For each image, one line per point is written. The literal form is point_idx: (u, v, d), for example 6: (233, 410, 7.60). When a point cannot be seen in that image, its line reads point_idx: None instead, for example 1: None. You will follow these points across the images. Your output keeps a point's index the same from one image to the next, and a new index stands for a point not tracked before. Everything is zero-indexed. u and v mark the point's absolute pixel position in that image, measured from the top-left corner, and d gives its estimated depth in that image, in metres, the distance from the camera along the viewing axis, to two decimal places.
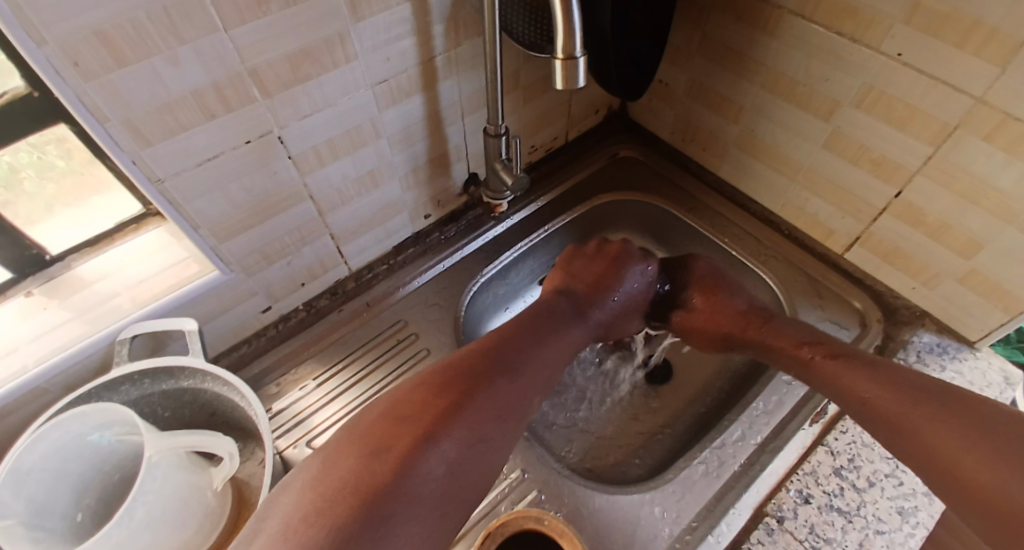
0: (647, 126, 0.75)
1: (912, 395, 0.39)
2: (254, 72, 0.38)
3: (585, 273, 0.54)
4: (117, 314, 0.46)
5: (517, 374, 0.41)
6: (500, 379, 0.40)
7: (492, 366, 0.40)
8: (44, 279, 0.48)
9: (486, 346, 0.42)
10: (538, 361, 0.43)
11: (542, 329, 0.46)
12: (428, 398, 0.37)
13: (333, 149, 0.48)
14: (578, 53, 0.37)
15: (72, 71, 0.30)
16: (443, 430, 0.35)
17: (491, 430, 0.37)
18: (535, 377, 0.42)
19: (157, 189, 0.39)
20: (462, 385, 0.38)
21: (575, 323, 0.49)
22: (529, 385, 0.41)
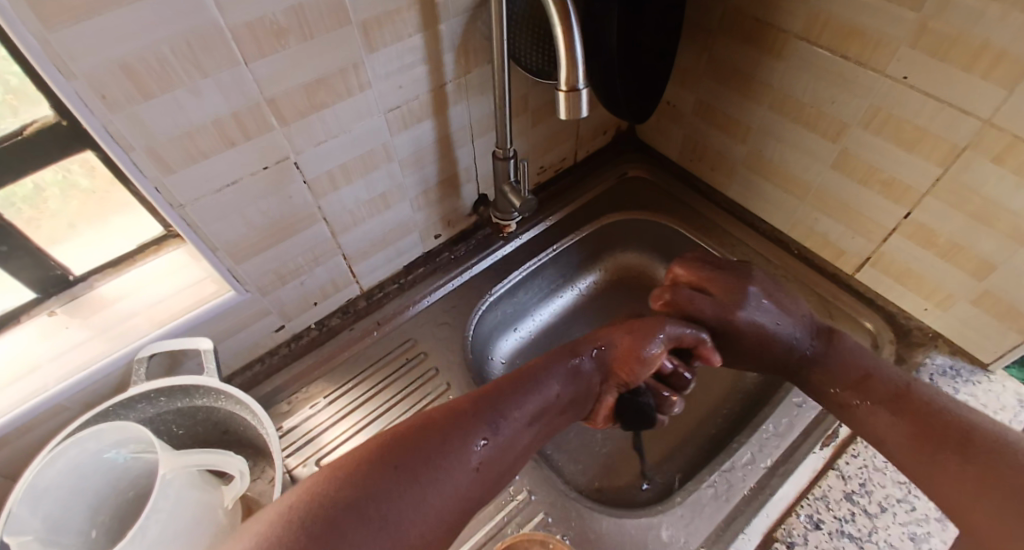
0: (655, 145, 0.75)
1: (927, 435, 0.38)
2: (272, 101, 0.40)
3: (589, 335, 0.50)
4: (135, 333, 0.48)
5: (461, 441, 0.37)
6: (430, 464, 0.35)
7: (433, 431, 0.36)
8: (67, 298, 0.50)
9: (443, 407, 0.39)
10: (486, 427, 0.38)
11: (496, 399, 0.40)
12: (349, 466, 0.33)
13: (346, 173, 0.49)
14: (581, 85, 0.38)
15: (99, 103, 0.32)
16: (350, 504, 0.31)
17: (407, 508, 0.33)
18: (479, 447, 0.37)
19: (178, 213, 0.40)
20: (389, 451, 0.34)
21: (547, 380, 0.43)
22: (468, 451, 0.37)
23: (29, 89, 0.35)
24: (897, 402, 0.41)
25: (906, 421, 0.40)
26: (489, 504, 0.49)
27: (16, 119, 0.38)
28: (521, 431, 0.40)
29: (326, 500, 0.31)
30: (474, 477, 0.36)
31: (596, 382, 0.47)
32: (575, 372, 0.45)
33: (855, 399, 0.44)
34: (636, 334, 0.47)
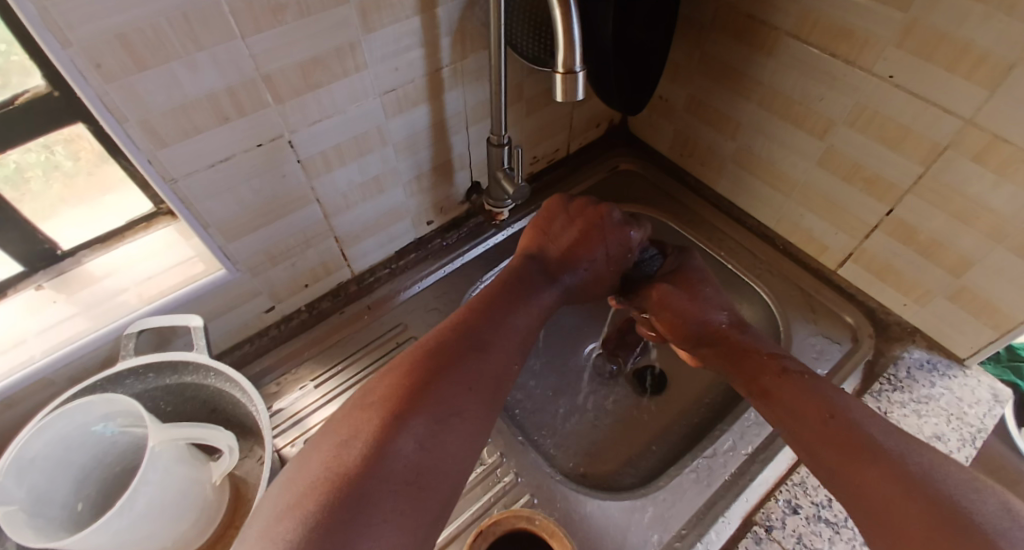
0: (647, 140, 0.76)
1: (838, 427, 0.37)
2: (267, 78, 0.40)
3: (560, 231, 0.50)
4: (124, 309, 0.48)
5: (490, 351, 0.39)
6: (469, 355, 0.38)
7: (465, 342, 0.39)
8: (55, 272, 0.50)
9: (458, 322, 0.41)
10: (505, 334, 0.41)
11: (511, 301, 0.44)
12: (401, 383, 0.35)
13: (340, 154, 0.49)
14: (578, 67, 0.38)
15: (94, 72, 0.32)
16: (419, 411, 0.34)
17: (466, 410, 0.36)
18: (503, 352, 0.40)
19: (169, 187, 0.40)
20: (430, 359, 0.37)
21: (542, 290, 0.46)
22: (502, 358, 0.40)
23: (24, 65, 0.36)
24: (811, 394, 0.40)
25: (819, 410, 0.39)
26: (476, 485, 0.49)
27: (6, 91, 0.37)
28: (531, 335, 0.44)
29: (395, 412, 0.33)
30: (505, 376, 0.39)
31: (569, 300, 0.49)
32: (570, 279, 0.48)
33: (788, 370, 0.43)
34: (593, 235, 0.49)
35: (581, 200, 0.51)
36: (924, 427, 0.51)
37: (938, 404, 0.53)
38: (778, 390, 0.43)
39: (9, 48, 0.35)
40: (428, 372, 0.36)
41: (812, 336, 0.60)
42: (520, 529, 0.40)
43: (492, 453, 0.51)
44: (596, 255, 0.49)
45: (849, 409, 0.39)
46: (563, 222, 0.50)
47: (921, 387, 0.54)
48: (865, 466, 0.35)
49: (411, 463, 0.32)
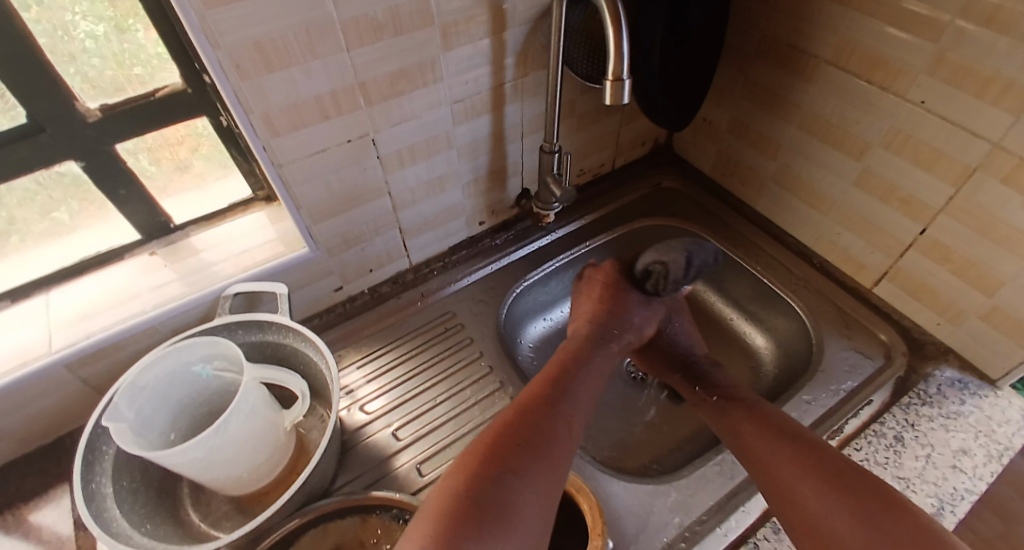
0: (690, 160, 0.81)
1: (758, 414, 0.49)
2: (362, 85, 0.47)
3: (590, 309, 0.59)
4: (221, 276, 0.56)
5: (572, 400, 0.47)
6: (557, 406, 0.46)
7: (541, 403, 0.46)
8: (167, 242, 0.58)
9: (539, 382, 0.49)
10: (571, 405, 0.47)
11: (587, 366, 0.52)
12: (504, 429, 0.43)
13: (413, 154, 0.56)
14: (625, 76, 0.43)
15: (234, 71, 0.40)
16: (499, 472, 0.39)
17: (547, 461, 0.41)
18: (582, 402, 0.48)
19: (277, 172, 0.48)
20: (527, 412, 0.44)
21: (600, 358, 0.53)
22: (581, 406, 0.48)
23: (118, 73, 0.45)
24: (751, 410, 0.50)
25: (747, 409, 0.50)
26: None
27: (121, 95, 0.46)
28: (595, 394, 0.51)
29: (489, 458, 0.40)
30: (576, 432, 0.46)
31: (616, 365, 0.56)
32: (613, 347, 0.55)
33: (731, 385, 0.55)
34: (617, 306, 0.58)
35: (603, 275, 0.61)
36: (951, 440, 0.52)
37: (967, 420, 0.54)
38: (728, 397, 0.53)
39: (102, 62, 0.43)
40: (529, 422, 0.43)
41: (845, 350, 0.61)
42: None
43: None
44: (627, 325, 0.57)
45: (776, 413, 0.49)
46: (587, 301, 0.60)
47: (951, 404, 0.55)
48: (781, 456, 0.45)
49: (523, 491, 0.39)
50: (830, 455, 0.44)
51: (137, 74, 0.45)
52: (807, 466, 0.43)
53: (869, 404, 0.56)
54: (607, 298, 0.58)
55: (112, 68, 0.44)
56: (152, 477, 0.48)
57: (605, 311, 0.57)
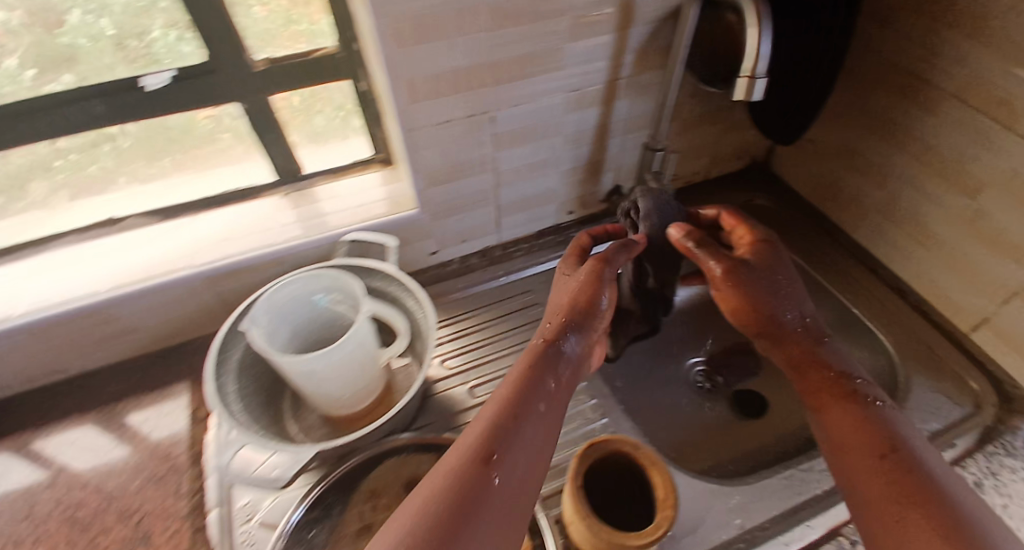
0: (789, 181, 0.80)
1: (892, 465, 0.36)
2: (494, 64, 0.51)
3: (563, 299, 0.49)
4: (339, 224, 0.61)
5: (532, 424, 0.36)
6: (520, 430, 0.35)
7: (502, 427, 0.35)
8: (297, 188, 0.65)
9: (498, 398, 0.37)
10: (523, 434, 0.35)
11: (548, 372, 0.40)
12: (455, 471, 0.32)
13: (524, 135, 0.59)
14: (761, 74, 0.45)
15: (390, 39, 0.45)
16: (440, 531, 0.28)
17: (493, 508, 0.31)
18: (545, 427, 0.37)
19: (406, 135, 0.53)
20: (481, 438, 0.34)
21: (564, 362, 0.42)
22: (545, 433, 0.37)
23: (286, 28, 0.52)
24: (886, 442, 0.38)
25: (881, 441, 0.38)
26: (579, 437, 0.55)
27: (286, 50, 0.53)
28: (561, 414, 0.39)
29: (437, 508, 0.29)
30: (538, 465, 0.35)
31: (575, 374, 0.43)
32: (574, 343, 0.44)
33: (860, 381, 0.44)
34: (585, 287, 0.48)
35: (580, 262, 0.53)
36: None
37: None
38: (840, 408, 0.41)
39: (276, 18, 0.51)
40: (485, 458, 0.32)
41: (932, 392, 0.59)
42: (622, 452, 0.41)
43: (595, 413, 0.57)
44: (596, 310, 0.47)
45: (931, 469, 0.35)
46: (557, 295, 0.50)
47: None
48: (906, 506, 0.33)
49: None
50: (925, 457, 0.36)
51: (304, 31, 0.52)
52: (927, 516, 0.32)
53: (952, 447, 0.54)
54: (580, 288, 0.48)
55: (278, 23, 0.51)
56: (267, 385, 0.54)
57: (573, 303, 0.47)
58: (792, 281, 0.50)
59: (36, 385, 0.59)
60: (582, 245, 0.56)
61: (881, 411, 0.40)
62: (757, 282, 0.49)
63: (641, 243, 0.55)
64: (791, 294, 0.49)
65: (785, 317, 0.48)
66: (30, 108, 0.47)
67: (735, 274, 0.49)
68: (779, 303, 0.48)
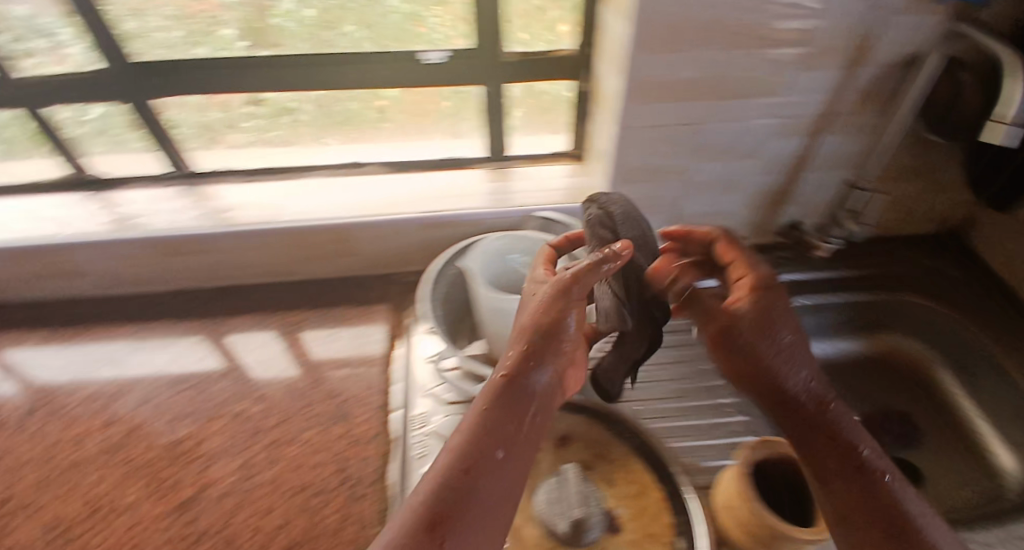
0: (987, 257, 0.74)
1: None
2: (720, 81, 0.55)
3: (518, 323, 0.37)
4: (532, 202, 0.68)
5: (486, 483, 0.29)
6: (475, 491, 0.28)
7: (450, 494, 0.28)
8: (500, 166, 0.73)
9: (445, 448, 0.30)
10: (477, 495, 0.28)
11: (506, 419, 0.31)
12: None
13: (723, 152, 0.63)
14: (1010, 121, 0.45)
15: (640, 45, 0.51)
16: None
17: None
18: (498, 490, 0.29)
19: (620, 132, 0.59)
20: (426, 511, 0.27)
21: (528, 405, 0.32)
22: (507, 493, 0.29)
23: (540, 27, 0.60)
24: (894, 528, 0.32)
25: (889, 526, 0.32)
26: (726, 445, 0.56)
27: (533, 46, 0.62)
28: (530, 458, 0.32)
29: None
30: (502, 520, 0.29)
31: (549, 408, 0.34)
32: (537, 379, 0.33)
33: (868, 449, 0.35)
34: (551, 309, 0.36)
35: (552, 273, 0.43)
36: None
37: None
38: (842, 480, 0.34)
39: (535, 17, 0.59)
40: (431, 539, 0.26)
41: None
42: (787, 457, 0.43)
43: (744, 428, 0.58)
44: (567, 334, 0.35)
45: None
46: (517, 315, 0.39)
47: None
48: None
49: None
50: (934, 538, 0.31)
51: (553, 31, 0.61)
52: None
53: None
54: (543, 307, 0.36)
55: (536, 22, 0.60)
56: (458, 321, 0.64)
57: (535, 326, 0.35)
58: (797, 326, 0.38)
59: (268, 281, 0.71)
60: (546, 265, 0.45)
61: (884, 488, 0.33)
62: (756, 338, 0.37)
63: (628, 255, 0.37)
64: (807, 356, 0.37)
65: (790, 388, 0.36)
66: (340, 62, 0.60)
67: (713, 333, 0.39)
68: (779, 367, 0.36)
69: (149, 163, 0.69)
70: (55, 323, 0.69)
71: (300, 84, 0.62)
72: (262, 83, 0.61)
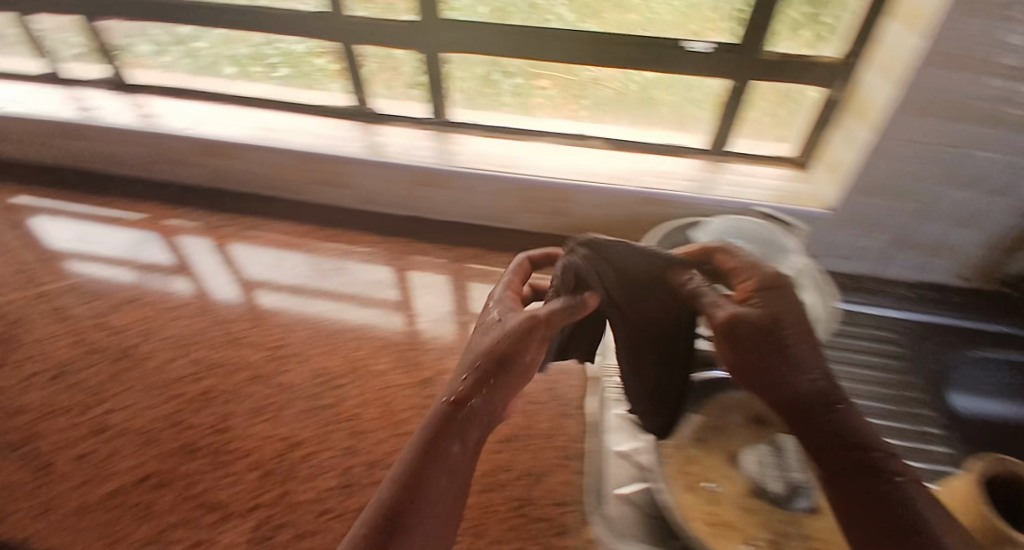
0: None
1: None
2: (1004, 108, 0.54)
3: (472, 348, 0.36)
4: (751, 197, 0.69)
5: (433, 500, 0.29)
6: (413, 511, 0.28)
7: (404, 501, 0.28)
8: (717, 158, 0.75)
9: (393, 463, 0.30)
10: (425, 515, 0.28)
11: (456, 431, 0.31)
12: None
13: (977, 182, 0.61)
14: None
15: (931, 60, 0.52)
16: None
17: None
18: (448, 500, 0.29)
19: (874, 141, 0.59)
20: (381, 520, 0.27)
21: (471, 433, 0.32)
22: (449, 512, 0.29)
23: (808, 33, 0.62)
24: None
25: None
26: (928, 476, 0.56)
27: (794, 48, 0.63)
28: (471, 474, 0.31)
29: None
30: (450, 526, 0.29)
31: (499, 422, 0.34)
32: (487, 398, 0.33)
33: (893, 470, 0.30)
34: (506, 335, 0.35)
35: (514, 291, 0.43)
36: None
37: None
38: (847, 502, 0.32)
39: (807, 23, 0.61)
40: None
41: None
42: None
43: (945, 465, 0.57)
44: (518, 369, 0.34)
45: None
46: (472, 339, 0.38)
47: None
48: None
49: None
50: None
51: (821, 38, 0.62)
52: None
53: None
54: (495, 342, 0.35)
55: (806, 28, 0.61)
56: None
57: (472, 361, 0.34)
58: (802, 327, 0.35)
59: (484, 225, 0.81)
60: (520, 269, 0.46)
61: (905, 494, 0.29)
62: (767, 337, 0.34)
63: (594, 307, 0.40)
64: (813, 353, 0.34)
65: (795, 391, 0.33)
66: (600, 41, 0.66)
67: (725, 327, 0.34)
68: (781, 370, 0.33)
69: (415, 108, 0.80)
70: (313, 225, 0.82)
71: (568, 55, 0.68)
72: (525, 50, 0.69)
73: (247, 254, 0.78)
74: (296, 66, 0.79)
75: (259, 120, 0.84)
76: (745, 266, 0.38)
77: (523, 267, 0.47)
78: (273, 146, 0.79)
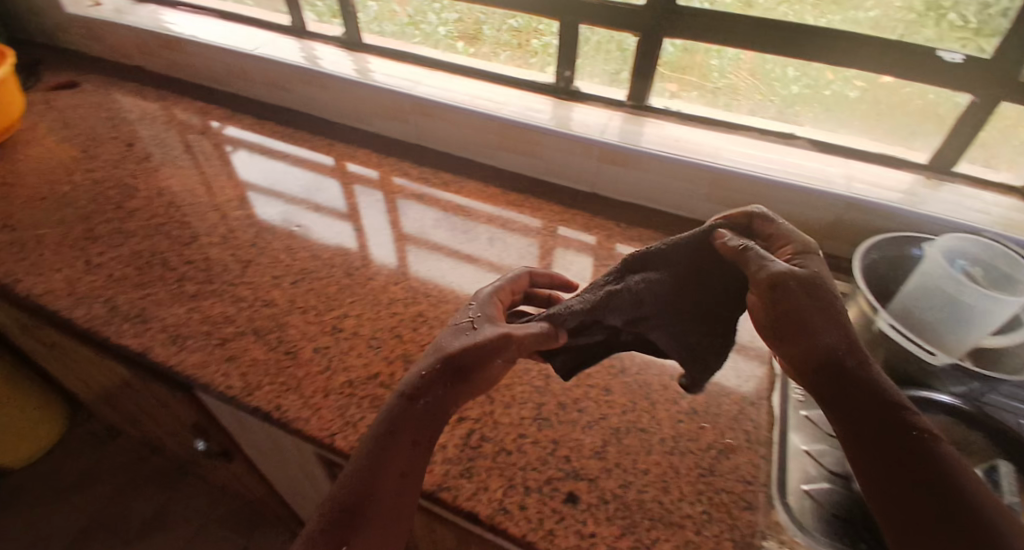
0: None
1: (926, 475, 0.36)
2: None
3: (444, 345, 0.51)
4: (978, 220, 0.66)
5: (426, 417, 0.47)
6: (411, 421, 0.46)
7: (383, 440, 0.45)
8: (940, 176, 0.71)
9: (394, 414, 0.47)
10: (404, 450, 0.45)
11: (421, 414, 0.47)
12: (355, 480, 0.44)
13: None
14: None
15: None
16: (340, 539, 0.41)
17: (398, 459, 0.45)
18: (441, 392, 0.47)
19: None
20: (371, 452, 0.45)
21: (450, 341, 0.51)
22: (449, 398, 0.47)
23: None
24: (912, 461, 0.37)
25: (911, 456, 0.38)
26: None
27: None
28: (472, 387, 0.49)
29: (332, 531, 0.42)
30: (432, 434, 0.47)
31: (496, 376, 0.50)
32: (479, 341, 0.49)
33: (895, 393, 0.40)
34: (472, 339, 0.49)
35: (504, 289, 0.59)
36: None
37: None
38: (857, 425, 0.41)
39: None
40: (388, 471, 0.44)
41: None
42: None
43: None
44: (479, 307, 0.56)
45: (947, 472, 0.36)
46: (443, 339, 0.53)
47: None
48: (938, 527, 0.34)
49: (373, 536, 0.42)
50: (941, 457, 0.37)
51: None
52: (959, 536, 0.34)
53: None
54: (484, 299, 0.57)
55: None
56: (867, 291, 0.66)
57: (458, 331, 0.53)
58: (828, 294, 0.43)
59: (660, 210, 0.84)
60: (506, 282, 0.60)
61: (921, 442, 0.37)
62: (807, 299, 0.43)
63: (563, 339, 0.54)
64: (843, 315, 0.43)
65: (828, 346, 0.42)
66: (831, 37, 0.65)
67: (769, 281, 0.44)
68: (818, 326, 0.42)
69: (617, 93, 0.85)
70: (496, 188, 0.89)
71: (790, 48, 0.68)
72: (745, 38, 0.70)
73: (441, 208, 0.84)
74: (518, 38, 0.86)
75: (465, 85, 0.91)
76: (785, 234, 0.49)
77: (518, 279, 0.61)
78: (485, 115, 0.85)
